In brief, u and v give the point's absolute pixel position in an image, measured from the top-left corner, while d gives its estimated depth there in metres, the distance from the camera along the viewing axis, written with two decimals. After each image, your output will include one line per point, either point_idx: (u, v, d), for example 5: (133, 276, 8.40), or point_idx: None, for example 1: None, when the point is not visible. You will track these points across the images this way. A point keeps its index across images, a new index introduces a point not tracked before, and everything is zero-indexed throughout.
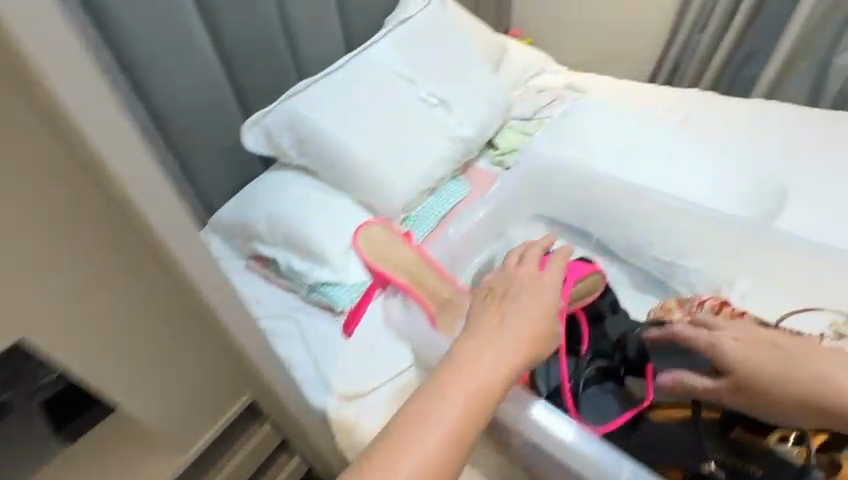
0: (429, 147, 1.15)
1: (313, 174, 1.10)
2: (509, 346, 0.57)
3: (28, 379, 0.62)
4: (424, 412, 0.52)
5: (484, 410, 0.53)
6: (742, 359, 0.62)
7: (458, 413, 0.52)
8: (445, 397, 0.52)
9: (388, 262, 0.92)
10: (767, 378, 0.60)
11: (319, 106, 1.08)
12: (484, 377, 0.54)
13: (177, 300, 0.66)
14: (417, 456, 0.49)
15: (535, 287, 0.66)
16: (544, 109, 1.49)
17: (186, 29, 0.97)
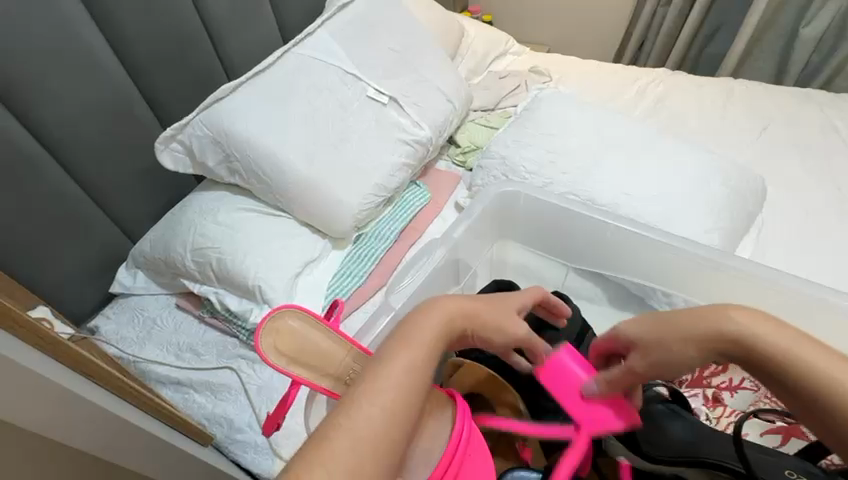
0: (381, 152, 1.02)
1: (248, 193, 0.96)
2: (472, 300, 0.52)
3: None
4: (360, 386, 0.39)
5: (428, 370, 0.42)
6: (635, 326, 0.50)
7: (401, 381, 0.40)
8: (385, 366, 0.41)
9: (308, 361, 0.57)
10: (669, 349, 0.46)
11: (247, 113, 0.92)
12: (438, 329, 0.46)
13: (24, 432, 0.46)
14: (365, 412, 0.38)
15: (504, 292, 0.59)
16: (508, 98, 1.38)
17: (72, 30, 0.80)
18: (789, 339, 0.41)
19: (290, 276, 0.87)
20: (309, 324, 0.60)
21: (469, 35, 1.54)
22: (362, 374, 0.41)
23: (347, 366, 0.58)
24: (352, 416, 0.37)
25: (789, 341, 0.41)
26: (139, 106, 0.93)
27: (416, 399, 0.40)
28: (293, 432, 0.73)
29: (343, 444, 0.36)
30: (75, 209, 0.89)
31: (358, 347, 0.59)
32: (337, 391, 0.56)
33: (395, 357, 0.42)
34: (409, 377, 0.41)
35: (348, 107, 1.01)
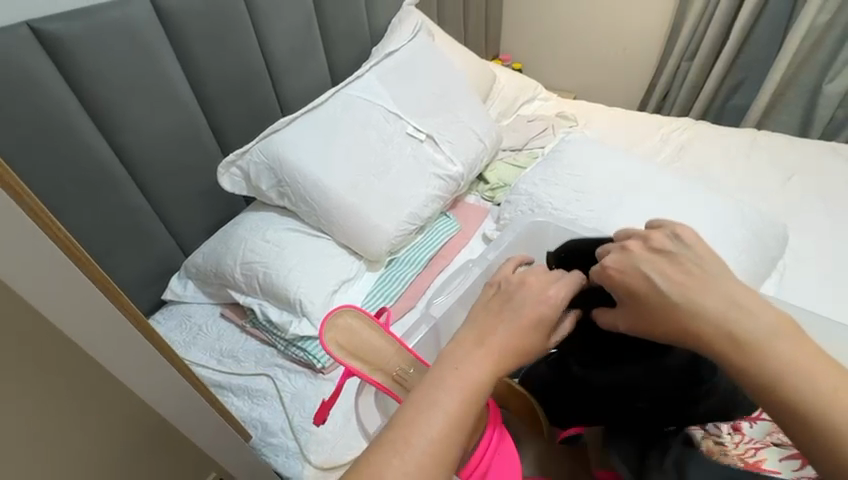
0: (417, 184, 1.10)
1: (294, 215, 1.05)
2: (507, 333, 0.48)
3: None
4: (410, 421, 0.42)
5: (472, 410, 0.44)
6: (625, 262, 0.53)
7: (447, 418, 0.42)
8: (435, 404, 0.43)
9: (360, 356, 0.64)
10: (648, 286, 0.49)
11: (299, 144, 1.03)
12: (476, 375, 0.45)
13: (115, 435, 0.48)
14: (411, 450, 0.41)
15: (530, 297, 0.51)
16: (536, 140, 1.47)
17: (161, 70, 0.93)
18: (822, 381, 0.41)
19: (328, 293, 0.94)
20: (361, 322, 0.67)
21: (499, 82, 1.66)
22: (406, 406, 0.44)
23: (395, 365, 0.64)
24: (403, 454, 0.41)
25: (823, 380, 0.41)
26: (205, 134, 1.05)
27: (464, 429, 0.43)
28: (323, 439, 0.77)
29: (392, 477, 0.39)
30: (143, 223, 0.99)
31: (404, 348, 0.65)
32: (387, 387, 0.62)
33: (436, 389, 0.44)
34: (453, 411, 0.43)
35: (388, 142, 1.11)
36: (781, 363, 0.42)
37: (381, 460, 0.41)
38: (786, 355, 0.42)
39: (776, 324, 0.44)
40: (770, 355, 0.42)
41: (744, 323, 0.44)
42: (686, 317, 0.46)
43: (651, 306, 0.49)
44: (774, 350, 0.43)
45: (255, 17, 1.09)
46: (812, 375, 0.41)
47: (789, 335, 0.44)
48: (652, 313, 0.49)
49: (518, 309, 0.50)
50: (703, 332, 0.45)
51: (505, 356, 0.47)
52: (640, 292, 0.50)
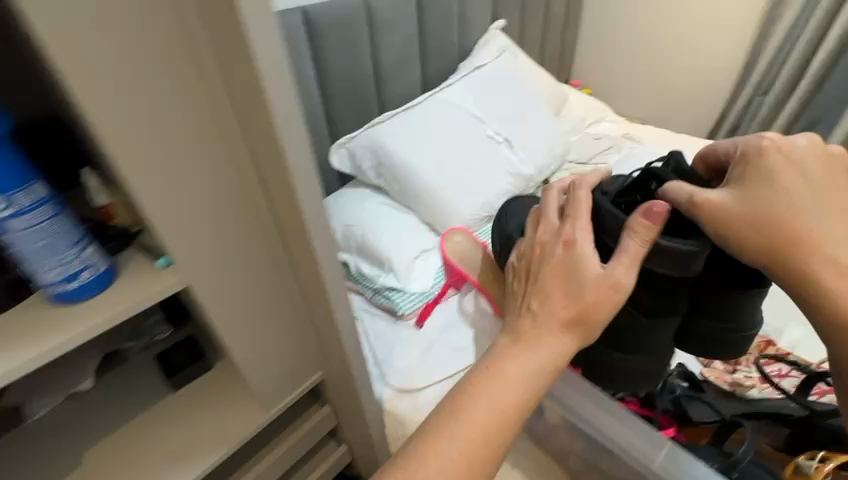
0: (492, 178, 1.27)
1: (387, 193, 1.25)
2: (547, 323, 0.55)
3: (148, 332, 0.85)
4: (466, 403, 0.51)
5: (520, 396, 0.52)
6: (796, 147, 0.54)
7: (497, 403, 0.51)
8: (488, 390, 0.52)
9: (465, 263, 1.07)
10: (793, 176, 0.52)
11: (397, 134, 1.23)
12: (524, 370, 0.53)
13: (277, 311, 0.68)
14: (464, 427, 0.50)
15: (566, 277, 0.57)
16: (601, 155, 1.59)
17: (300, 66, 1.17)
18: None
19: (412, 256, 1.10)
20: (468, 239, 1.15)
21: (570, 101, 1.80)
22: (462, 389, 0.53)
23: None
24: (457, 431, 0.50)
25: None
26: (322, 121, 1.28)
27: (511, 413, 0.51)
28: (401, 370, 0.93)
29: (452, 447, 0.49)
30: None
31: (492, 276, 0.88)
32: None
33: (489, 381, 0.52)
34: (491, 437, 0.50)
35: (471, 140, 1.29)
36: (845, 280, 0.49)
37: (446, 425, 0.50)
38: None
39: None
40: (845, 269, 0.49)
41: (830, 243, 0.50)
42: (788, 213, 0.51)
43: (759, 191, 0.53)
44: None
45: (372, 30, 1.31)
46: None
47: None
48: (770, 210, 0.51)
49: (580, 286, 0.56)
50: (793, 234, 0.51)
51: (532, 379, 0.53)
52: (762, 175, 0.53)
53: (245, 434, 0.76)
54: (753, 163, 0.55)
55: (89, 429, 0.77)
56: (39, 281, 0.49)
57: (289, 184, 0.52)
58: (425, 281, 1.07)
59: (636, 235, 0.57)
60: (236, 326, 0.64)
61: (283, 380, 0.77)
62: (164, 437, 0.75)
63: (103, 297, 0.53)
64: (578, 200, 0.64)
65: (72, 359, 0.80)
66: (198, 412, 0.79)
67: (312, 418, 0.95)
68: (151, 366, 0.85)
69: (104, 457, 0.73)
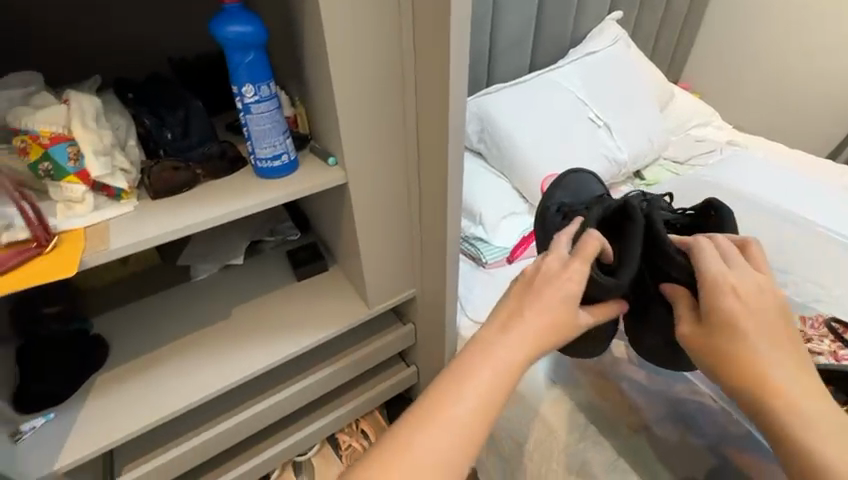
0: (586, 159, 1.33)
1: (484, 159, 1.37)
2: (525, 335, 0.54)
3: (283, 233, 1.06)
4: (435, 406, 0.50)
5: (495, 401, 0.51)
6: (751, 292, 0.54)
7: (469, 409, 0.50)
8: (460, 397, 0.50)
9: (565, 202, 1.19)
10: (752, 326, 0.52)
11: (504, 105, 1.33)
12: (499, 379, 0.52)
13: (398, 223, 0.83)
14: (427, 431, 0.49)
15: (547, 299, 0.56)
16: (700, 156, 1.57)
17: None
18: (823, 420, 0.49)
19: (500, 216, 1.21)
20: None
21: (676, 101, 1.78)
22: (430, 392, 0.52)
23: None
24: (419, 436, 0.49)
25: (819, 424, 0.49)
26: None
27: (483, 419, 0.50)
28: (479, 306, 1.06)
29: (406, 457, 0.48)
30: None
31: None
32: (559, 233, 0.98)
33: (462, 380, 0.51)
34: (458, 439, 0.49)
35: (571, 121, 1.35)
36: (786, 403, 0.50)
37: (405, 434, 0.49)
38: (799, 404, 0.50)
39: (812, 384, 0.51)
40: (783, 394, 0.50)
41: (769, 367, 0.51)
42: (733, 333, 0.53)
43: (714, 309, 0.54)
44: (798, 394, 0.50)
45: None
46: (820, 421, 0.49)
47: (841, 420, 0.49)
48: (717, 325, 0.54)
49: (560, 309, 0.55)
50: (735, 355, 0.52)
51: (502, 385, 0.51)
52: (718, 294, 0.54)
53: (348, 322, 0.93)
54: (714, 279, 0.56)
55: (232, 293, 0.98)
56: (254, 156, 0.68)
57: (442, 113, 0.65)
58: (510, 238, 1.18)
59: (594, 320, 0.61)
60: (368, 225, 0.80)
61: (387, 284, 0.93)
62: (290, 312, 0.95)
63: (287, 177, 0.70)
64: (588, 247, 0.59)
65: (229, 239, 1.03)
66: (314, 299, 0.97)
67: (393, 332, 1.06)
68: (281, 259, 1.05)
69: (244, 315, 0.94)
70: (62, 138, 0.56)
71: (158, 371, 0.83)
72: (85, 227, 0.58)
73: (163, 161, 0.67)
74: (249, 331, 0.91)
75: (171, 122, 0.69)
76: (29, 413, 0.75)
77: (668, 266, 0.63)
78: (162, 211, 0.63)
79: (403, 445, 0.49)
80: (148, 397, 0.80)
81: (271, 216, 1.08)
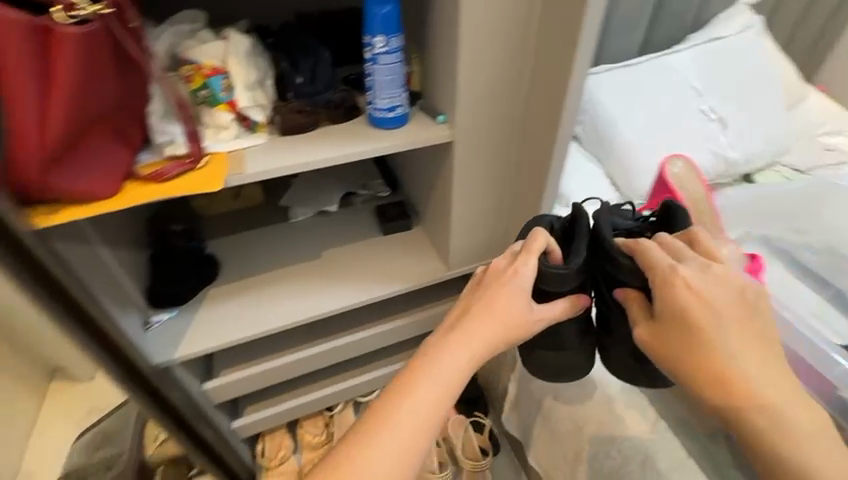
0: (692, 153, 1.25)
1: (579, 142, 1.33)
2: (471, 337, 0.60)
3: (374, 189, 1.11)
4: (387, 413, 0.55)
5: (443, 405, 0.57)
6: (704, 282, 0.58)
7: (419, 415, 0.55)
8: (411, 403, 0.56)
9: None
10: (708, 320, 0.56)
11: (611, 86, 1.26)
12: (447, 384, 0.57)
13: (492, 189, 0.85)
14: (380, 435, 0.54)
15: (490, 305, 0.63)
16: (826, 166, 1.40)
17: None
18: (773, 391, 0.54)
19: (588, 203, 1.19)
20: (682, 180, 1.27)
21: (808, 101, 1.57)
22: (380, 397, 0.57)
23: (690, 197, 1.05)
24: (371, 440, 0.54)
25: (772, 396, 0.54)
26: None
27: (431, 421, 0.56)
28: None
29: (359, 458, 0.53)
30: None
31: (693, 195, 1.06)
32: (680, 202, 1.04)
33: (413, 386, 0.57)
34: (410, 436, 0.54)
35: (682, 111, 1.26)
36: (747, 384, 0.54)
37: (361, 437, 0.54)
38: (754, 376, 0.55)
39: (767, 357, 0.56)
40: (740, 373, 0.55)
41: (726, 351, 0.55)
42: (692, 322, 0.56)
43: (672, 299, 0.58)
44: (753, 374, 0.55)
45: None
46: (767, 391, 0.54)
47: (787, 390, 0.55)
48: (675, 313, 0.58)
49: (506, 311, 0.63)
50: (694, 341, 0.56)
51: (453, 380, 0.58)
52: (670, 288, 0.58)
53: (426, 280, 0.98)
54: (664, 271, 0.59)
55: (322, 238, 1.05)
56: (373, 105, 0.72)
57: (563, 81, 0.67)
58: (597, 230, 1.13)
59: (551, 315, 0.68)
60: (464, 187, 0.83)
61: (470, 250, 0.96)
62: (374, 263, 1.01)
63: (398, 129, 0.74)
64: (533, 245, 0.68)
65: (325, 188, 1.11)
66: (397, 254, 1.03)
67: None
68: (370, 214, 1.11)
69: (331, 258, 1.01)
70: (219, 71, 0.66)
71: (231, 300, 0.92)
72: (226, 152, 0.66)
73: (290, 103, 0.74)
74: (340, 272, 0.99)
75: (301, 67, 0.75)
76: (156, 308, 0.88)
77: (618, 271, 0.68)
78: (284, 147, 0.70)
79: (358, 448, 0.54)
80: (237, 315, 0.90)
81: (367, 172, 1.14)
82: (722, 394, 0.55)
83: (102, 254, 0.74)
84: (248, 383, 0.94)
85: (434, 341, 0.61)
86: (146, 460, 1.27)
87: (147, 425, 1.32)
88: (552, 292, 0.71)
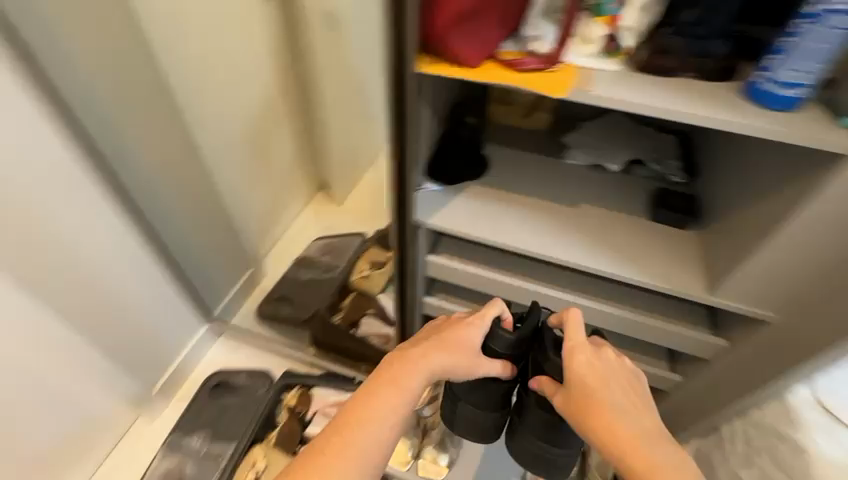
0: None
1: None
2: (431, 359, 0.76)
3: (668, 168, 0.99)
4: (359, 415, 0.71)
5: (399, 417, 0.72)
6: (599, 365, 0.74)
7: (380, 424, 0.71)
8: (376, 414, 0.71)
9: None
10: (599, 390, 0.71)
11: None
12: (401, 399, 0.73)
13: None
14: (353, 430, 0.70)
15: (449, 341, 0.79)
16: None
17: None
18: (661, 454, 0.66)
19: None
20: None
21: None
22: (356, 398, 0.74)
23: None
24: (347, 434, 0.70)
25: (662, 459, 0.65)
26: None
27: (390, 426, 0.71)
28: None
29: (340, 446, 0.69)
30: None
31: None
32: None
33: (380, 400, 0.72)
34: (373, 441, 0.70)
35: None
36: (636, 444, 0.66)
37: (343, 429, 0.70)
38: (641, 438, 0.67)
39: (655, 429, 0.69)
40: (628, 434, 0.67)
41: (615, 415, 0.69)
42: (590, 391, 0.71)
43: (576, 372, 0.73)
44: (643, 438, 0.67)
45: None
46: (658, 454, 0.66)
47: (675, 457, 0.66)
48: (577, 384, 0.72)
49: (459, 350, 0.79)
50: (591, 405, 0.70)
51: (415, 383, 0.74)
52: (574, 366, 0.73)
53: (672, 289, 0.87)
54: (576, 350, 0.74)
55: (585, 191, 1.02)
56: (766, 75, 0.59)
57: None
58: None
59: (488, 367, 0.82)
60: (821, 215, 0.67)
61: (754, 286, 0.80)
62: (625, 241, 0.94)
63: (780, 113, 0.60)
64: (488, 309, 0.83)
65: (616, 144, 1.03)
66: (654, 246, 0.93)
67: (687, 328, 1.00)
68: (645, 191, 1.01)
69: (586, 215, 0.97)
70: None
71: (482, 202, 1.00)
72: (575, 67, 0.66)
73: (659, 35, 0.64)
74: (592, 231, 0.95)
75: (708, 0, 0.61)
76: (428, 178, 1.00)
77: (546, 362, 0.81)
78: (634, 83, 0.64)
79: (341, 437, 0.70)
80: (482, 218, 0.97)
81: (667, 150, 1.03)
82: (616, 450, 0.67)
83: (424, 114, 0.86)
84: (462, 277, 1.06)
85: (397, 357, 0.77)
86: (350, 280, 1.59)
87: (360, 258, 1.58)
88: (494, 353, 0.85)
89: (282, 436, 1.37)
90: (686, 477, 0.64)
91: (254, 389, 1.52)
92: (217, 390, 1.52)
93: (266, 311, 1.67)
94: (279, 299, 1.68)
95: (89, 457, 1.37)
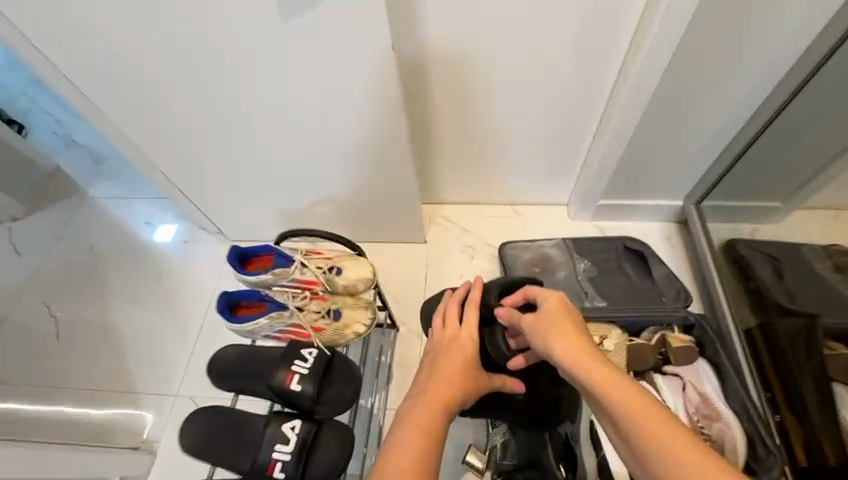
0: None
1: None
2: (445, 362, 0.87)
3: None
4: (404, 421, 0.76)
5: (439, 424, 0.76)
6: (558, 305, 0.81)
7: (419, 426, 0.74)
8: (410, 417, 0.76)
9: None
10: (573, 325, 0.76)
11: None
12: (435, 405, 0.79)
13: None
14: (402, 428, 0.74)
15: (456, 346, 0.90)
16: None
17: None
18: (634, 394, 0.64)
19: None
20: None
21: None
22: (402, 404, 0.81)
23: None
24: (400, 431, 0.74)
25: (643, 402, 0.62)
26: None
27: (436, 432, 0.75)
28: None
29: (402, 449, 0.70)
30: None
31: None
32: None
33: (412, 407, 0.78)
34: (427, 446, 0.72)
35: None
36: (604, 373, 0.67)
37: (394, 434, 0.74)
38: (610, 371, 0.67)
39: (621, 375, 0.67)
40: (593, 360, 0.69)
41: (581, 350, 0.71)
42: (553, 317, 0.78)
43: (539, 312, 0.81)
44: (608, 373, 0.67)
45: None
46: (628, 397, 0.63)
47: (661, 417, 0.61)
48: (549, 312, 0.79)
49: (464, 349, 0.89)
50: (562, 336, 0.74)
51: (443, 391, 0.82)
52: (542, 307, 0.81)
53: None
54: (539, 295, 0.84)
55: None
56: None
57: None
58: None
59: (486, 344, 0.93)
60: None
61: None
62: None
63: None
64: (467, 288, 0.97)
65: None
66: None
67: None
68: None
69: None
70: None
71: None
72: None
73: None
74: None
75: None
76: None
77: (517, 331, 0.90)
78: None
79: (391, 442, 0.72)
80: None
81: None
82: (593, 371, 0.68)
83: None
84: None
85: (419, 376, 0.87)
86: None
87: None
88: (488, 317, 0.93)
89: (633, 352, 1.11)
90: (664, 423, 0.60)
91: (658, 294, 1.29)
92: (631, 256, 1.35)
93: (742, 249, 1.30)
94: (769, 258, 1.25)
95: (511, 194, 1.51)
